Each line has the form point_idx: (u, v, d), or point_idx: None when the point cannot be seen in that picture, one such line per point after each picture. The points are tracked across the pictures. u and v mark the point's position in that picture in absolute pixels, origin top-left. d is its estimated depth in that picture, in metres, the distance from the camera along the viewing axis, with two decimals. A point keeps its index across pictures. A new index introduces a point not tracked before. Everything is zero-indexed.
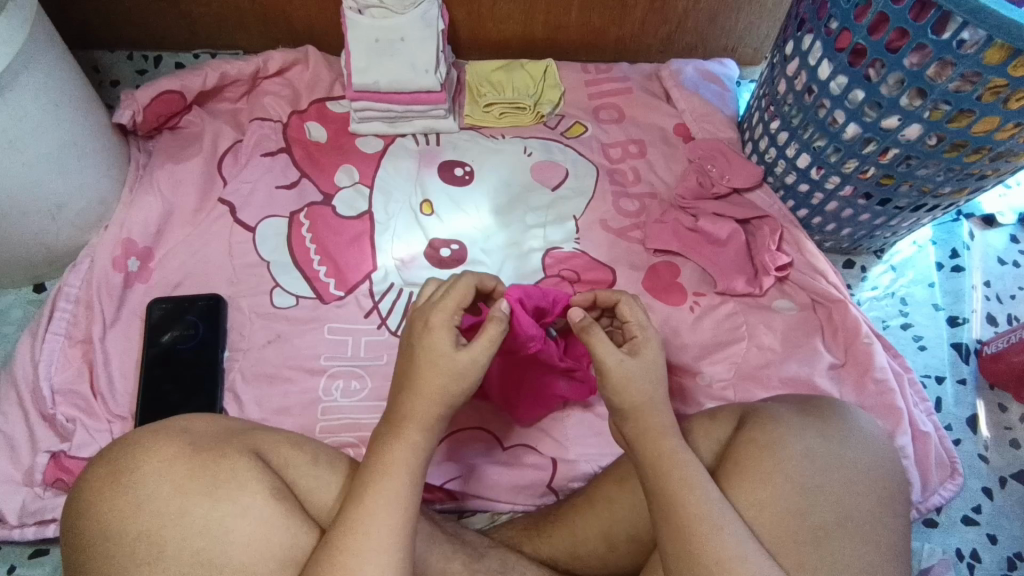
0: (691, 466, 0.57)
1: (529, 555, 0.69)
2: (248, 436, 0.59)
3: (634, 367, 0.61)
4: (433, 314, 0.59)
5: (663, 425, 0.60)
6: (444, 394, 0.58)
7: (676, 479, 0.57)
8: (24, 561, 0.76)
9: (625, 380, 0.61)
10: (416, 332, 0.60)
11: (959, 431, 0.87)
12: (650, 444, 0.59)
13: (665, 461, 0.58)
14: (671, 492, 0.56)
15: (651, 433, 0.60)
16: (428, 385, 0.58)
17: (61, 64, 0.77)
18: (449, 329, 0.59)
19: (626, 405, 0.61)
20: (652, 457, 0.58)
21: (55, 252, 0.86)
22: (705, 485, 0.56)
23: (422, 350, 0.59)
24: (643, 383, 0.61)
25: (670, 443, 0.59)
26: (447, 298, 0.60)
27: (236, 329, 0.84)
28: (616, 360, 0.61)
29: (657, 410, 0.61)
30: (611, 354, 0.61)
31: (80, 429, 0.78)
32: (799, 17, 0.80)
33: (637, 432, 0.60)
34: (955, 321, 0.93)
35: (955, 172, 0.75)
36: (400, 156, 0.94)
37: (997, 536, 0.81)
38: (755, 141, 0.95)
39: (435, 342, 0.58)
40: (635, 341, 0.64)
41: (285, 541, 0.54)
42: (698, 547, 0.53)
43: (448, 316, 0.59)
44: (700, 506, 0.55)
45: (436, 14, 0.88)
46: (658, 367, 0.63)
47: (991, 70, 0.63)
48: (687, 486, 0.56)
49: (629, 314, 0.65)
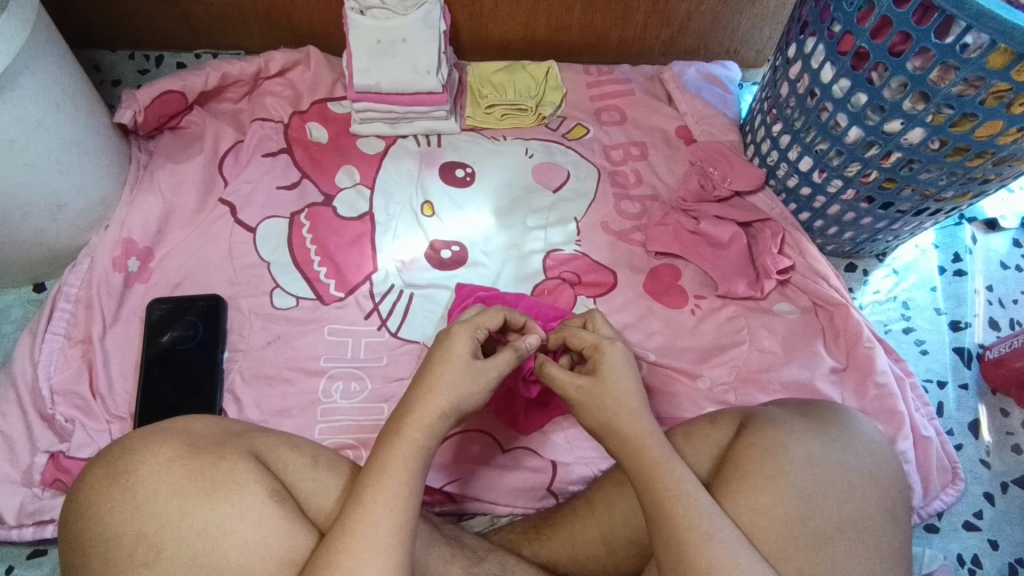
0: (682, 473, 0.57)
1: (528, 558, 0.69)
2: (246, 438, 0.59)
3: (590, 388, 0.61)
4: (458, 327, 0.62)
5: (639, 433, 0.59)
6: (452, 390, 0.58)
7: (667, 490, 0.56)
8: (23, 561, 0.76)
9: (585, 403, 0.61)
10: (439, 340, 0.62)
11: (960, 436, 0.86)
12: (634, 451, 0.59)
13: (657, 469, 0.57)
14: (661, 501, 0.56)
15: (635, 441, 0.59)
16: (443, 381, 0.58)
17: (61, 62, 0.77)
18: (471, 341, 0.61)
19: (595, 424, 0.61)
20: (640, 466, 0.58)
21: (55, 252, 0.86)
22: (695, 494, 0.56)
23: (441, 353, 0.60)
24: (610, 399, 0.61)
25: (654, 451, 0.58)
26: (475, 318, 0.63)
27: (236, 330, 0.84)
28: (573, 385, 0.62)
29: (632, 420, 0.60)
30: (566, 383, 0.63)
31: (79, 429, 0.78)
32: (802, 19, 0.80)
33: (621, 438, 0.59)
34: (957, 326, 0.92)
35: (958, 176, 0.75)
36: (401, 157, 0.94)
37: (998, 542, 0.80)
38: (757, 143, 0.95)
39: (454, 347, 0.60)
40: (594, 363, 0.63)
41: (284, 544, 0.54)
42: (692, 555, 0.53)
43: (473, 330, 0.62)
44: (689, 515, 0.54)
45: (438, 15, 0.89)
46: (621, 381, 0.61)
47: (995, 74, 0.63)
48: (674, 496, 0.55)
49: (580, 342, 0.65)
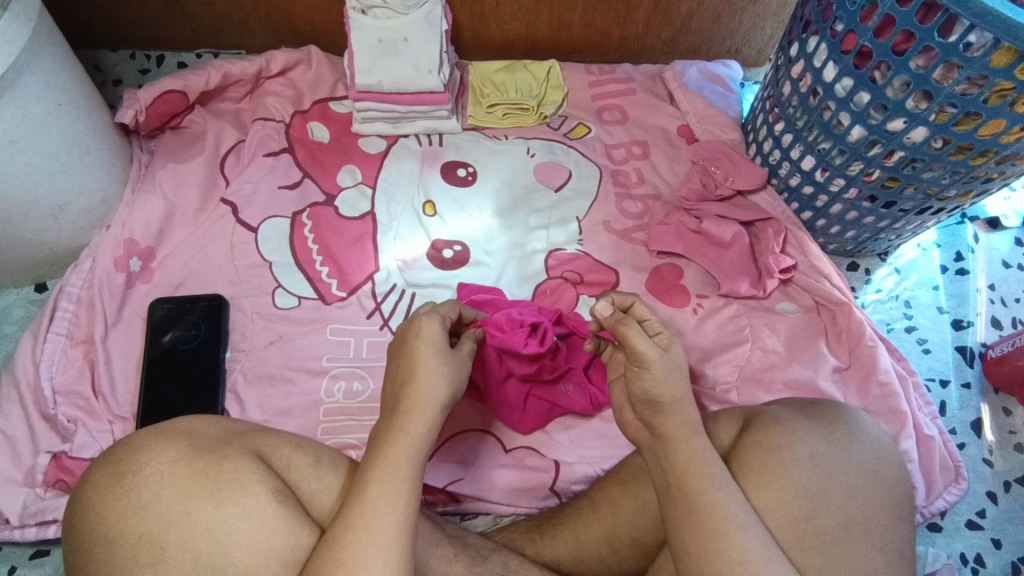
0: (717, 465, 0.57)
1: (532, 558, 0.68)
2: (250, 438, 0.59)
3: (670, 362, 0.61)
4: (426, 317, 0.62)
5: (689, 421, 0.59)
6: (444, 378, 0.59)
7: (704, 479, 0.56)
8: (25, 562, 0.75)
9: (667, 373, 0.60)
10: (410, 331, 0.61)
11: (963, 435, 0.86)
12: (676, 439, 0.59)
13: (694, 459, 0.57)
14: (693, 491, 0.56)
15: (682, 429, 0.59)
16: (428, 371, 0.59)
17: (63, 62, 0.77)
18: (443, 329, 0.62)
19: (664, 397, 0.60)
20: (674, 457, 0.58)
21: (57, 251, 0.86)
22: (727, 485, 0.56)
23: (416, 342, 0.60)
24: (679, 377, 0.61)
25: (693, 441, 0.58)
26: (439, 308, 0.65)
27: (237, 330, 0.84)
28: (655, 351, 0.60)
29: (685, 408, 0.60)
30: (650, 346, 0.60)
31: (82, 430, 0.77)
32: (805, 18, 0.80)
33: (664, 428, 0.60)
34: (959, 325, 0.92)
35: (960, 175, 0.75)
36: (402, 156, 0.94)
37: (1001, 541, 0.80)
38: (759, 142, 0.94)
39: (429, 335, 0.60)
40: (667, 340, 0.63)
41: (288, 544, 0.54)
42: (722, 547, 0.53)
43: (440, 317, 0.63)
44: (725, 508, 0.54)
45: (439, 15, 0.89)
46: (687, 364, 0.62)
47: (998, 72, 0.63)
48: (715, 487, 0.56)
49: (651, 314, 0.64)
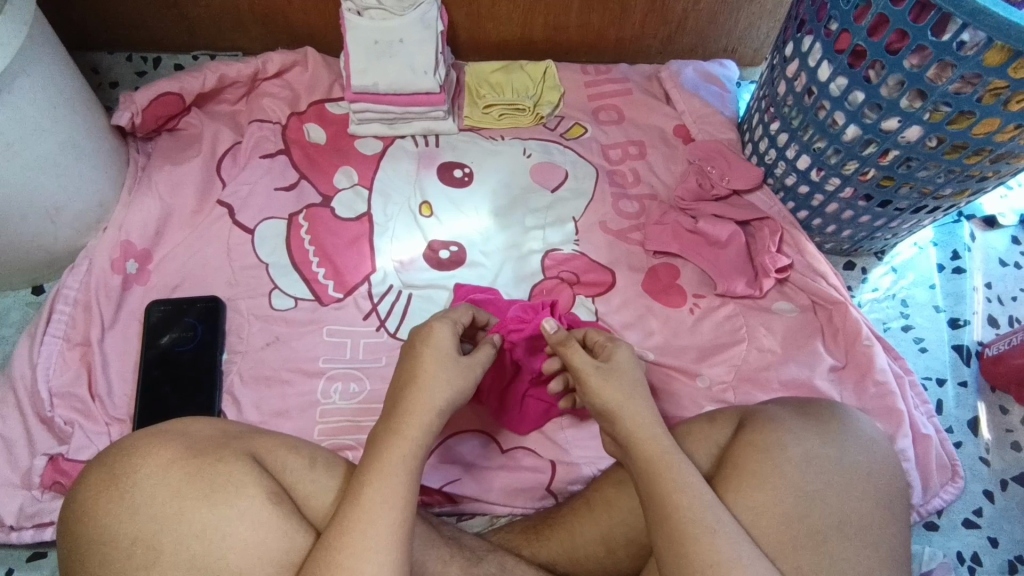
0: (683, 466, 0.57)
1: (528, 559, 0.68)
2: (246, 440, 0.59)
3: (608, 372, 0.63)
4: (437, 322, 0.64)
5: (644, 420, 0.60)
6: (445, 384, 0.60)
7: (670, 483, 0.56)
8: (23, 564, 0.76)
9: (602, 382, 0.63)
10: (420, 335, 0.63)
11: (960, 433, 0.86)
12: (638, 443, 0.59)
13: (658, 461, 0.57)
14: (664, 492, 0.56)
15: (638, 431, 0.59)
16: (429, 375, 0.59)
17: (59, 64, 0.77)
18: (453, 337, 0.63)
19: (607, 405, 0.62)
20: (642, 459, 0.58)
21: (54, 254, 0.86)
22: (698, 486, 0.56)
23: (427, 349, 0.61)
24: (622, 383, 0.63)
25: (659, 443, 0.58)
26: (451, 313, 0.66)
27: (234, 331, 0.84)
28: (590, 365, 0.64)
29: (637, 409, 0.61)
30: (585, 360, 0.64)
31: (79, 431, 0.78)
32: (799, 17, 0.80)
33: (626, 431, 0.60)
34: (956, 324, 0.92)
35: (956, 173, 0.75)
36: (399, 157, 0.94)
37: (998, 539, 0.80)
38: (755, 141, 0.95)
39: (439, 342, 0.62)
40: (609, 352, 0.66)
41: (283, 545, 0.54)
42: (693, 549, 0.53)
43: (452, 323, 0.64)
44: (693, 508, 0.54)
45: (435, 15, 0.88)
46: (633, 371, 0.64)
47: (991, 71, 0.63)
48: (678, 487, 0.55)
49: (597, 336, 0.68)
